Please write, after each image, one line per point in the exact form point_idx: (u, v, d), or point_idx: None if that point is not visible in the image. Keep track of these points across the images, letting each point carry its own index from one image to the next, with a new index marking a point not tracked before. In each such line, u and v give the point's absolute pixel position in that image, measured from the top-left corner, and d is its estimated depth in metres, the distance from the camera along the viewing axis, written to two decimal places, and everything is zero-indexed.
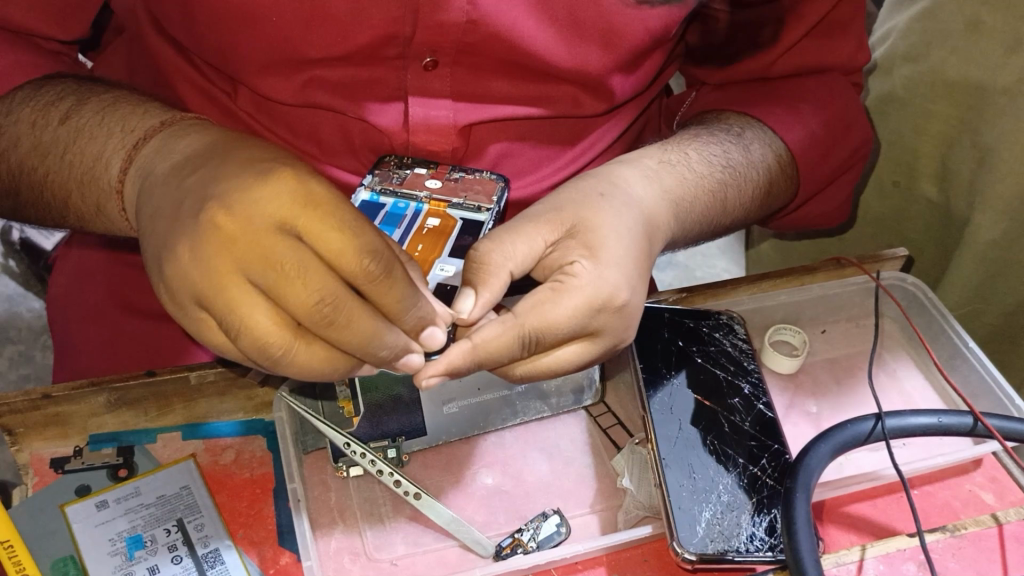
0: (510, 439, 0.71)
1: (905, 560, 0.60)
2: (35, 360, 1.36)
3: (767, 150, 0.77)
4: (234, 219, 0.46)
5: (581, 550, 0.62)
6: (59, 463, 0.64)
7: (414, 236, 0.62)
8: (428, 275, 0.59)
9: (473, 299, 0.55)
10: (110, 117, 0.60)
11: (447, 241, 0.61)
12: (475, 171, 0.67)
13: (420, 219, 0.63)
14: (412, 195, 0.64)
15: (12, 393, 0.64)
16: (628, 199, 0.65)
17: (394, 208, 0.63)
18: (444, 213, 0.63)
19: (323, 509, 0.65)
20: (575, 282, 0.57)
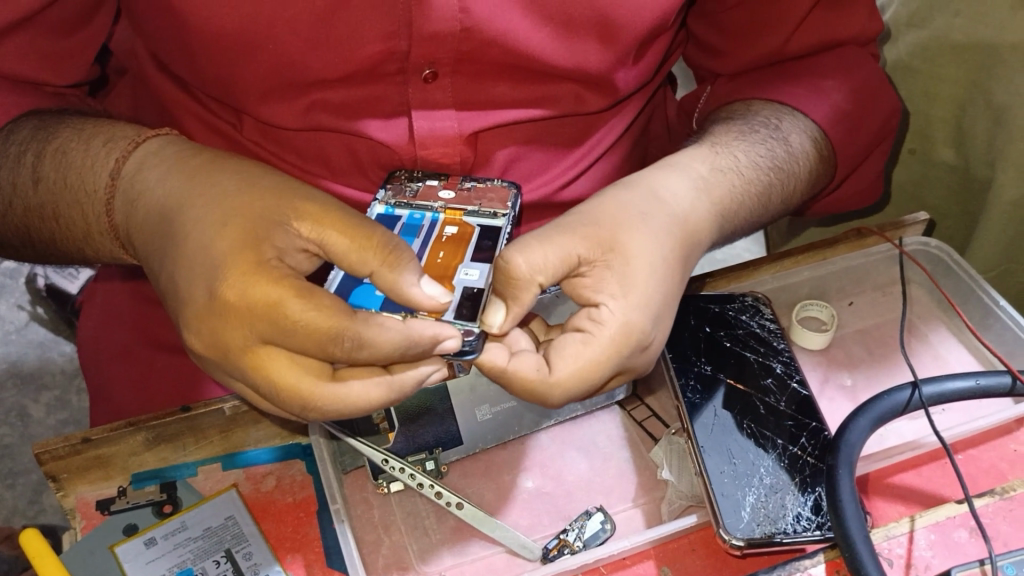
0: (546, 440, 0.71)
1: (956, 527, 0.59)
2: (71, 403, 1.38)
3: (803, 137, 0.77)
4: (212, 343, 0.52)
5: (627, 545, 0.61)
6: (104, 505, 0.65)
7: (434, 244, 0.60)
8: (452, 279, 0.56)
9: (503, 313, 0.55)
10: (70, 175, 0.61)
11: (467, 247, 0.59)
12: (487, 180, 0.66)
13: (437, 228, 0.61)
14: (427, 206, 0.63)
15: (51, 440, 0.64)
16: (677, 217, 0.64)
17: (410, 220, 0.62)
18: (460, 221, 0.62)
19: (368, 527, 0.65)
20: (598, 330, 0.58)
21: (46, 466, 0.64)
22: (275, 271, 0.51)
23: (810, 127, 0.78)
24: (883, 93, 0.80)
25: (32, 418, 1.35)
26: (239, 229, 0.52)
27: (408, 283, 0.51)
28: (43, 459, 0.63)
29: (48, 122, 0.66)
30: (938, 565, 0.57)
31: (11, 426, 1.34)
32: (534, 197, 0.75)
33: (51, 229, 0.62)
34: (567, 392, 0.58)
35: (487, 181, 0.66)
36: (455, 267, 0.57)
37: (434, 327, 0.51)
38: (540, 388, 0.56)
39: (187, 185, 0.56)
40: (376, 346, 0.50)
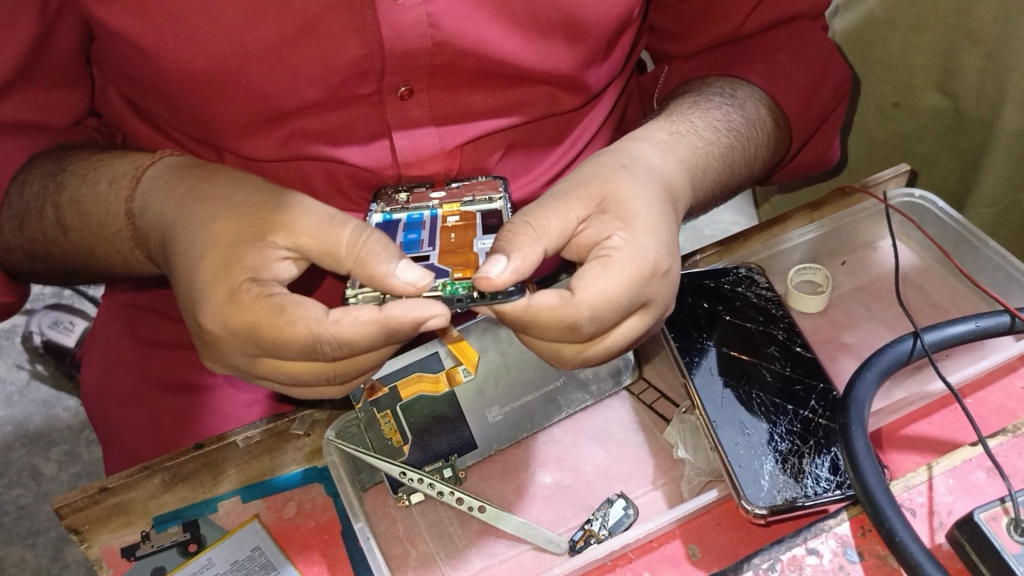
0: (560, 433, 0.71)
1: (973, 470, 0.60)
2: (82, 456, 1.38)
3: (760, 102, 0.77)
4: (224, 354, 0.57)
5: (653, 527, 0.62)
6: (129, 551, 0.64)
7: (442, 229, 0.60)
8: (473, 249, 0.57)
9: (505, 263, 0.51)
10: (91, 221, 0.63)
11: (476, 229, 0.60)
12: (472, 179, 0.67)
13: (440, 220, 0.61)
14: (423, 205, 0.63)
15: (70, 492, 0.65)
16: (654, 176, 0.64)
17: (410, 220, 0.62)
18: (460, 211, 0.62)
19: (393, 540, 0.65)
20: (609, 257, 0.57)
21: (67, 520, 0.64)
22: (247, 296, 0.53)
23: (762, 96, 0.78)
24: (840, 57, 0.80)
25: (45, 476, 1.35)
26: (221, 259, 0.55)
27: (384, 266, 0.51)
28: (64, 513, 0.64)
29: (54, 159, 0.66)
30: (960, 508, 0.57)
31: (25, 486, 1.34)
32: (521, 198, 0.76)
33: (93, 264, 0.66)
34: (595, 316, 0.56)
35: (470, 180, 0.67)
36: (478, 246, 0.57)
37: (415, 313, 0.50)
38: (568, 314, 0.54)
39: (181, 214, 0.58)
40: (356, 342, 0.51)
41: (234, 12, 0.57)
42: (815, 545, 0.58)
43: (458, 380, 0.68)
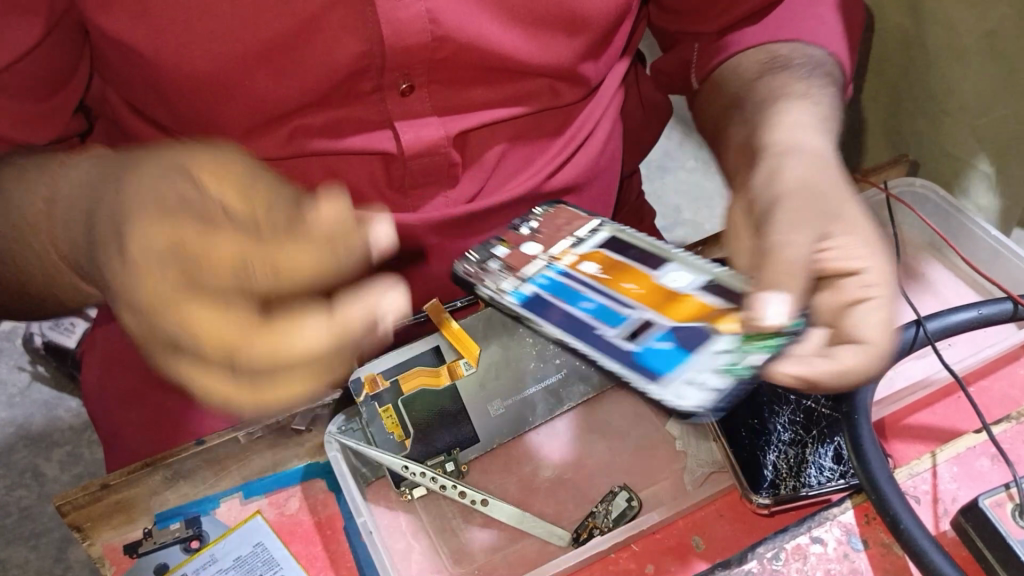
0: (562, 426, 0.71)
1: (977, 457, 0.60)
2: (84, 456, 1.38)
3: (829, 69, 0.70)
4: (129, 338, 0.42)
5: (656, 519, 0.62)
6: (132, 548, 0.64)
7: (601, 283, 0.57)
8: (676, 291, 0.56)
9: (781, 304, 0.50)
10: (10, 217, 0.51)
11: (630, 266, 0.59)
12: (533, 213, 0.66)
13: (578, 274, 0.59)
14: (542, 267, 0.60)
15: (70, 490, 0.63)
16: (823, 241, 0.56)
17: (545, 284, 0.58)
18: (586, 257, 0.61)
19: (396, 535, 0.65)
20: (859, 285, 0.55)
21: (68, 518, 0.63)
22: (205, 277, 0.39)
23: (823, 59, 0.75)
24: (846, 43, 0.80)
25: (47, 477, 1.36)
26: (154, 217, 0.40)
27: (379, 298, 0.44)
28: (65, 511, 0.62)
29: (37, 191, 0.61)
30: (965, 496, 0.57)
31: (28, 487, 1.34)
32: (520, 193, 0.73)
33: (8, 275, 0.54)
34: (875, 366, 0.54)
35: (530, 216, 0.66)
36: (691, 298, 0.55)
37: (370, 309, 0.43)
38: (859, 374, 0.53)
39: (103, 206, 0.43)
40: (272, 402, 0.41)
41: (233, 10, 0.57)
42: (819, 534, 0.57)
43: (459, 375, 0.67)
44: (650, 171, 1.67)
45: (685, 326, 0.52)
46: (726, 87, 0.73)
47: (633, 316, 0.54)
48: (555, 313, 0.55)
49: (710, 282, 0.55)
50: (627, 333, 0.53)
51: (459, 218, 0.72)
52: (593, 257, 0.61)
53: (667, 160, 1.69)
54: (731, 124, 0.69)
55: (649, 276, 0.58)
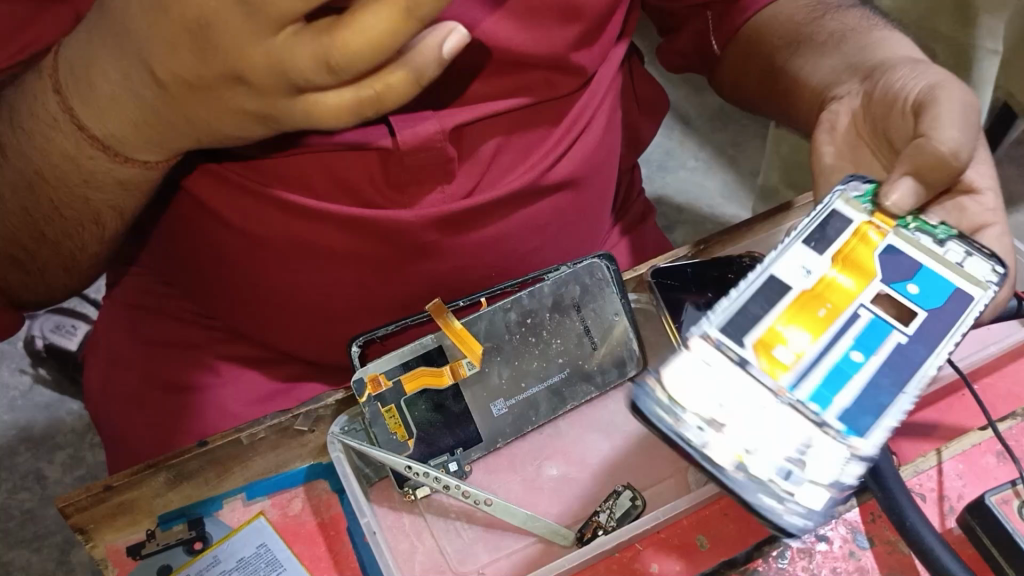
0: (565, 426, 0.71)
1: (983, 454, 0.59)
2: (86, 459, 1.39)
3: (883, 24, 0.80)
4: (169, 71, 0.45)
5: (662, 516, 0.61)
6: (134, 550, 0.64)
7: (784, 314, 0.53)
8: (829, 271, 0.55)
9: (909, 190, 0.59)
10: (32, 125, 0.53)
11: (767, 305, 0.53)
12: (664, 408, 0.49)
13: (786, 359, 0.52)
14: (797, 405, 0.50)
15: (72, 492, 0.63)
16: (929, 95, 0.65)
17: (813, 397, 0.51)
18: (775, 370, 0.51)
19: (400, 535, 0.65)
20: (943, 173, 0.61)
21: (71, 520, 0.63)
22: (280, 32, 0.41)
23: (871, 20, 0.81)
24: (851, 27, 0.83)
25: (49, 480, 1.36)
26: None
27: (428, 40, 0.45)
28: (68, 513, 0.62)
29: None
30: (970, 493, 0.57)
31: (30, 490, 1.35)
32: (517, 188, 0.71)
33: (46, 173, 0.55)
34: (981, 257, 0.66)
35: (670, 415, 0.49)
36: (824, 279, 0.55)
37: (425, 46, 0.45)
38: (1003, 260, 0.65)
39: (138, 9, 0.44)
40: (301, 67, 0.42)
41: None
42: (825, 532, 0.57)
43: (461, 375, 0.68)
44: (651, 169, 1.66)
45: (884, 270, 0.55)
46: (764, 45, 0.82)
47: (853, 309, 0.54)
48: (878, 382, 0.51)
49: (809, 249, 0.56)
50: (902, 328, 0.53)
51: (455, 214, 0.69)
52: (772, 376, 0.51)
53: (668, 158, 1.69)
54: (795, 70, 0.80)
55: (770, 331, 0.53)
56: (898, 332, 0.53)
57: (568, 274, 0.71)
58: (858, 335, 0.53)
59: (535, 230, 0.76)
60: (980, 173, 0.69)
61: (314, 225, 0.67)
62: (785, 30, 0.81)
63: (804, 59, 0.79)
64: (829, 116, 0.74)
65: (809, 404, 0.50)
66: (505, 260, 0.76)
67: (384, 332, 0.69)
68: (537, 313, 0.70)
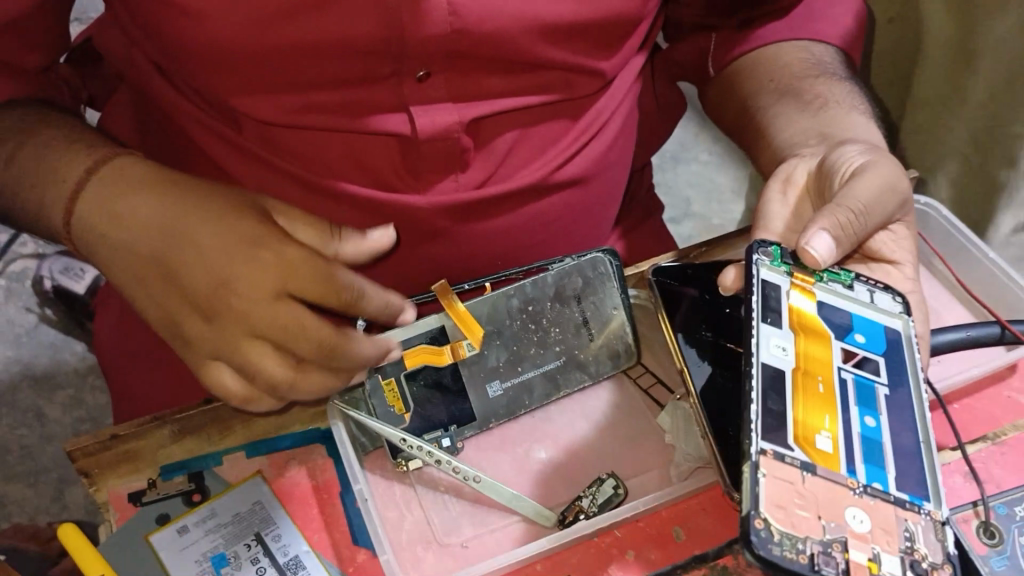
0: (557, 412, 0.74)
1: (952, 474, 0.62)
2: (86, 401, 1.41)
3: (863, 103, 0.81)
4: None
5: (640, 507, 0.64)
6: (136, 496, 0.67)
7: (824, 403, 0.57)
8: (791, 361, 0.58)
9: (825, 244, 0.61)
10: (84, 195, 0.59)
11: (790, 399, 0.56)
12: (817, 558, 0.49)
13: (829, 444, 0.55)
14: (857, 485, 0.54)
15: (82, 437, 0.67)
16: (869, 165, 0.67)
17: (864, 470, 0.55)
18: (826, 464, 0.54)
19: (390, 503, 0.68)
20: (853, 239, 0.64)
21: (78, 463, 0.67)
22: None
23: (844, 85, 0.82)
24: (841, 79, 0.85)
25: (49, 418, 1.39)
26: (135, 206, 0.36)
27: None
28: (76, 456, 0.66)
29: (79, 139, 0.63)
30: (934, 509, 0.60)
31: (29, 427, 1.38)
32: (528, 183, 0.73)
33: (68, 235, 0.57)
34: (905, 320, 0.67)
35: (801, 555, 0.49)
36: (800, 354, 0.59)
37: None
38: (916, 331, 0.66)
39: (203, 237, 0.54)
40: None
41: (248, 12, 0.57)
42: None
43: (460, 355, 0.70)
44: (664, 160, 1.68)
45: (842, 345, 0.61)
46: (742, 85, 0.85)
47: (838, 378, 0.59)
48: (899, 439, 0.58)
49: (771, 327, 0.58)
50: (856, 396, 0.59)
51: (466, 204, 0.71)
52: (828, 467, 0.54)
53: (682, 151, 1.70)
54: (768, 118, 0.81)
55: (803, 428, 0.55)
56: (878, 386, 0.60)
57: (571, 266, 0.73)
58: (863, 386, 0.59)
59: (544, 223, 0.78)
60: (899, 246, 0.71)
61: (330, 201, 0.70)
62: (780, 75, 0.82)
63: (780, 111, 0.81)
64: (787, 168, 0.74)
65: (870, 482, 0.55)
66: (513, 251, 0.78)
67: None
68: (538, 301, 0.72)
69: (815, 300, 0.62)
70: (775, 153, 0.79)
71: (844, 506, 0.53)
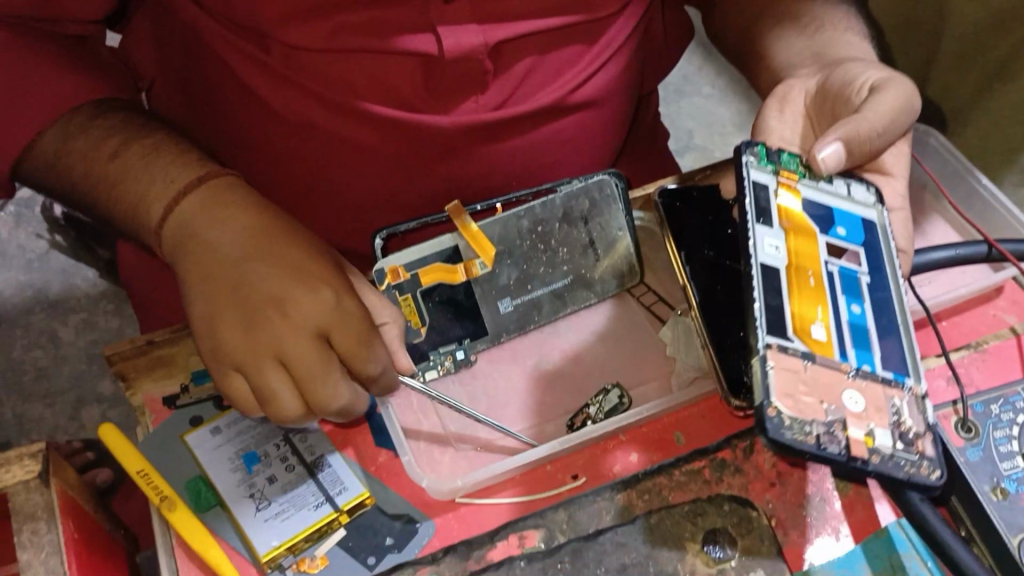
0: (565, 327, 0.78)
1: (935, 379, 0.66)
2: (100, 324, 1.45)
3: (862, 27, 0.84)
4: None
5: (645, 412, 0.69)
6: (171, 400, 0.71)
7: (818, 292, 0.59)
8: (785, 258, 0.59)
9: (837, 152, 0.65)
10: (145, 178, 0.64)
11: (786, 293, 0.57)
12: (814, 438, 0.51)
13: (823, 331, 0.57)
14: (848, 372, 0.56)
15: (120, 343, 0.71)
16: (879, 83, 0.70)
17: (857, 356, 0.57)
18: (823, 351, 0.56)
19: (407, 410, 0.73)
20: (866, 150, 0.67)
21: (115, 367, 0.71)
22: None
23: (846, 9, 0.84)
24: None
25: (63, 341, 1.43)
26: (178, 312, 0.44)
27: None
28: (113, 359, 0.70)
29: (183, 147, 0.67)
30: None
31: (44, 349, 1.42)
32: (546, 106, 0.76)
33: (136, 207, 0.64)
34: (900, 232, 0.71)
35: (809, 436, 0.51)
36: (791, 251, 0.60)
37: None
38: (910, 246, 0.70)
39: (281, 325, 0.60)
40: None
41: None
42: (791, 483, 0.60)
43: (474, 274, 0.73)
44: (667, 92, 1.70)
45: (831, 242, 0.63)
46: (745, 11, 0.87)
47: (826, 269, 0.61)
48: (881, 323, 0.61)
49: (766, 228, 0.60)
50: (843, 286, 0.61)
51: (486, 125, 0.74)
52: (825, 354, 0.56)
53: (685, 83, 1.72)
54: (770, 43, 0.84)
55: (798, 320, 0.56)
56: (861, 275, 0.62)
57: (580, 189, 0.76)
58: (847, 277, 0.62)
59: (556, 144, 0.81)
60: (897, 162, 0.74)
61: (353, 121, 0.73)
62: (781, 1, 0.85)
63: (781, 34, 0.83)
64: (785, 88, 0.77)
65: (862, 363, 0.57)
66: (525, 170, 0.81)
67: (406, 228, 0.74)
68: (547, 222, 0.75)
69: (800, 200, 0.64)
70: (772, 78, 0.82)
71: (841, 389, 0.55)
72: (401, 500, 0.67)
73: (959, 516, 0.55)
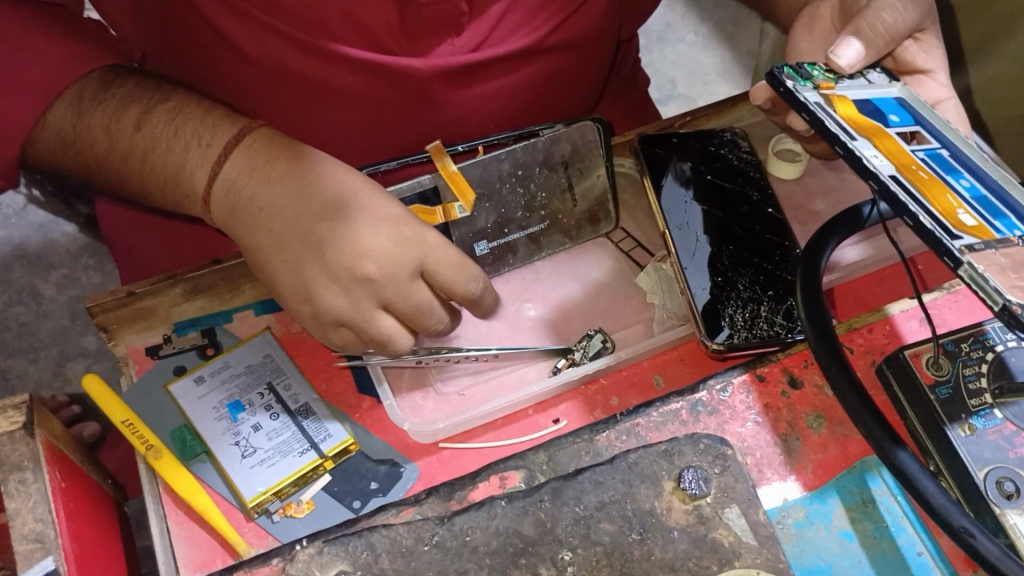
0: (546, 274, 0.78)
1: (908, 319, 0.66)
2: (81, 280, 1.44)
3: None
4: None
5: (624, 357, 0.69)
6: (153, 351, 0.71)
7: (937, 184, 0.51)
8: (890, 162, 0.51)
9: (850, 53, 0.65)
10: (165, 147, 0.66)
11: (921, 194, 0.49)
12: None
13: (971, 216, 0.48)
14: (1015, 241, 0.48)
15: (100, 295, 0.71)
16: None
17: (1005, 223, 0.49)
18: (983, 232, 0.47)
19: None
20: (886, 39, 0.68)
21: (98, 318, 0.71)
22: None
23: None
24: None
25: (45, 297, 1.42)
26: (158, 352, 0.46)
27: None
28: (94, 311, 0.70)
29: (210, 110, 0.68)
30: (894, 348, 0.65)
31: (25, 304, 1.42)
32: (520, 48, 0.76)
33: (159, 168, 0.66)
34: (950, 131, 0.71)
35: None
36: (886, 154, 0.52)
37: None
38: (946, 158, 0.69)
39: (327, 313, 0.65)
40: None
41: None
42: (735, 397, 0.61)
43: (452, 217, 0.73)
44: (650, 40, 1.69)
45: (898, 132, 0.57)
46: None
47: (918, 159, 0.53)
48: (994, 189, 0.53)
49: (856, 146, 0.52)
50: (941, 166, 0.54)
51: (461, 66, 0.74)
52: (989, 235, 0.47)
53: (668, 31, 1.71)
54: None
55: (943, 209, 0.48)
56: (940, 151, 0.56)
57: (562, 133, 0.75)
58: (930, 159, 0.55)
59: (533, 85, 0.81)
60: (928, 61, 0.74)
61: (330, 67, 0.72)
62: None
63: None
64: (810, 12, 0.79)
65: (1013, 231, 0.49)
66: (502, 112, 0.82)
67: (388, 167, 0.74)
68: (529, 166, 0.75)
69: (855, 109, 0.58)
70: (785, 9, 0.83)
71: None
72: (385, 445, 0.67)
73: (928, 452, 0.56)
